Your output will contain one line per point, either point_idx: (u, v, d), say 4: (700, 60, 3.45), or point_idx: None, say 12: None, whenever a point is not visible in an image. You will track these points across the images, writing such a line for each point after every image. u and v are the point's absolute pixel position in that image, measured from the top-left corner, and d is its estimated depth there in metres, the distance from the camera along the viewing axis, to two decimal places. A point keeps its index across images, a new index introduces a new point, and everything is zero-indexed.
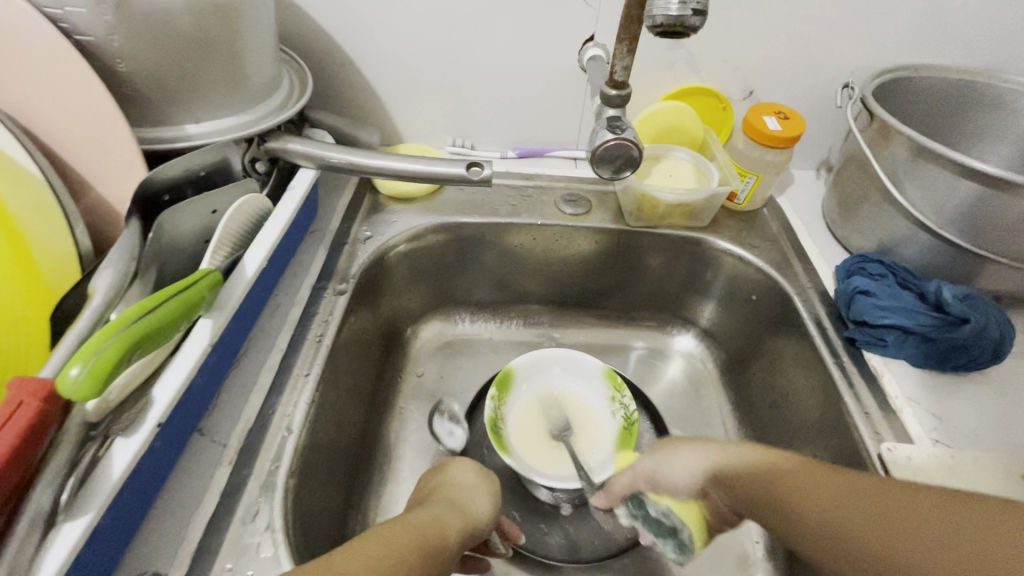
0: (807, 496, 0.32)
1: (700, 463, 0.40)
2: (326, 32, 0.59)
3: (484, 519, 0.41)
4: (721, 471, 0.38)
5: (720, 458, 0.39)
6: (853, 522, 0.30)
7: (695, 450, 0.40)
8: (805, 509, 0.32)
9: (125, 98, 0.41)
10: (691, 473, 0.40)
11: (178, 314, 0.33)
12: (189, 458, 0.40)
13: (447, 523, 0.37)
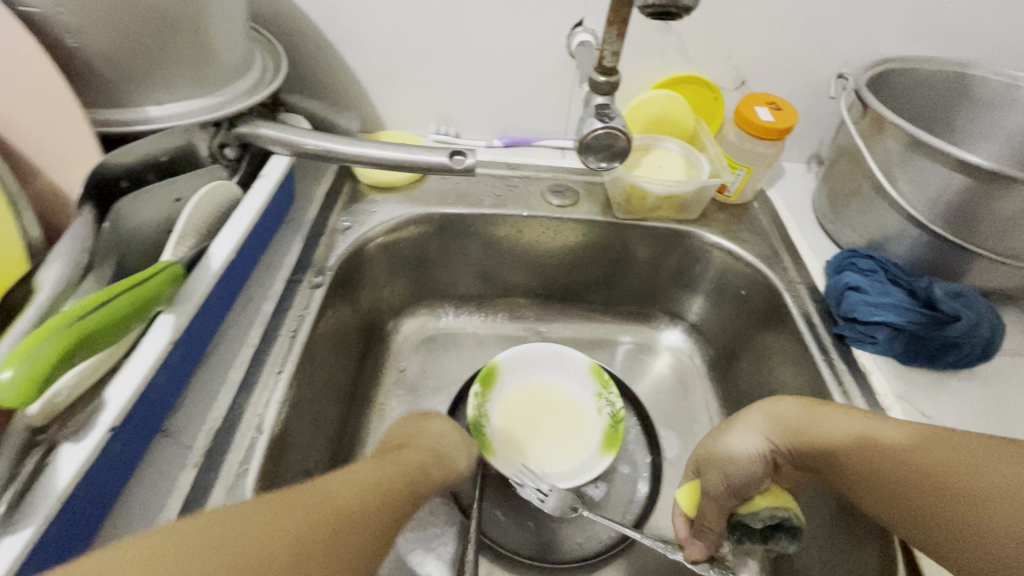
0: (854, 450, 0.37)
1: (755, 437, 0.41)
2: (302, 12, 0.56)
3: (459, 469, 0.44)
4: (778, 442, 0.41)
5: (773, 428, 0.41)
6: (900, 468, 0.34)
7: (746, 429, 0.42)
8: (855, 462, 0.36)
9: (78, 76, 0.38)
10: (751, 454, 0.41)
11: (132, 308, 0.31)
12: (151, 461, 0.38)
13: (425, 463, 0.39)
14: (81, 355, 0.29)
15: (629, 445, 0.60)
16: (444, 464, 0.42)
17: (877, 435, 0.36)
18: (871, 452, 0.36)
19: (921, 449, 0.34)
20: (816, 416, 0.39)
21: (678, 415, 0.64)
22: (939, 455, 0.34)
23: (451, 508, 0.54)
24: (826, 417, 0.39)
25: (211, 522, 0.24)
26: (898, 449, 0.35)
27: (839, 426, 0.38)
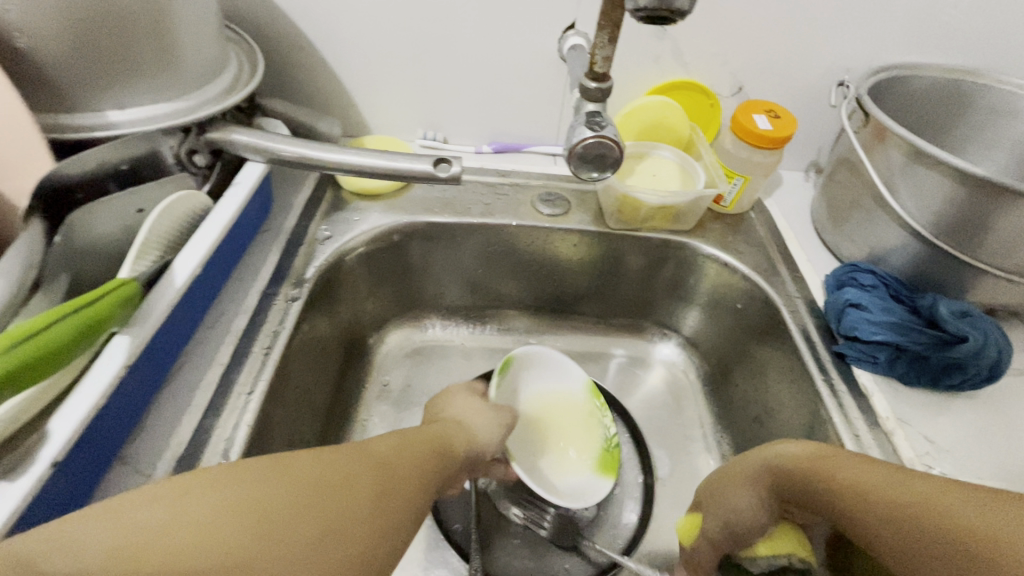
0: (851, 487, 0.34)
1: (754, 488, 0.40)
2: (281, 12, 0.54)
3: (487, 438, 0.46)
4: (778, 487, 0.39)
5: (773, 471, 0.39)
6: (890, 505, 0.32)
7: (747, 478, 0.41)
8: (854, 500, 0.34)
9: (30, 78, 0.36)
10: (753, 503, 0.40)
11: (73, 338, 0.28)
12: (106, 492, 0.35)
13: (452, 442, 0.41)
14: (16, 384, 0.26)
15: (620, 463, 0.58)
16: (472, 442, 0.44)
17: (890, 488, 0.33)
18: (875, 502, 0.33)
19: (947, 501, 0.30)
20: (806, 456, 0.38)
21: (670, 432, 0.62)
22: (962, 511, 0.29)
23: (434, 533, 0.52)
24: (830, 464, 0.36)
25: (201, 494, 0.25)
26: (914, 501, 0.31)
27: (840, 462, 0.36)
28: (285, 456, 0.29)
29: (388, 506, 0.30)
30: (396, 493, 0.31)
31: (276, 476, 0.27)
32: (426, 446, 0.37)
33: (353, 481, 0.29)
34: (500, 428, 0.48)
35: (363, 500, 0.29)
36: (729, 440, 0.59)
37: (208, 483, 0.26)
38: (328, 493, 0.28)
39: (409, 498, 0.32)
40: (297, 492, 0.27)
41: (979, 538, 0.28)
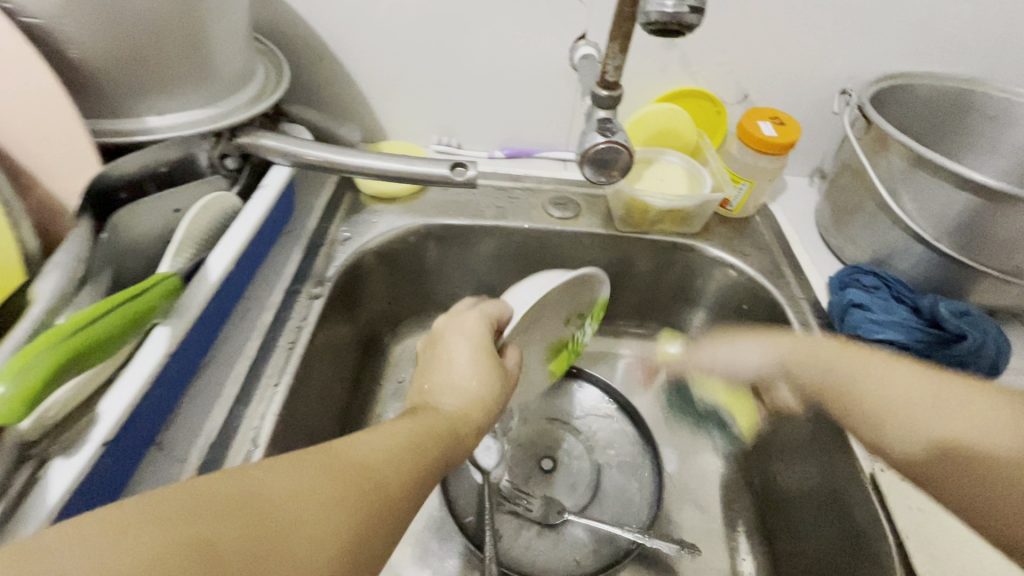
0: (893, 392, 0.37)
1: (766, 356, 0.46)
2: (305, 24, 0.57)
3: (492, 398, 0.40)
4: (794, 370, 0.44)
5: (796, 356, 0.44)
6: (940, 428, 0.34)
7: (767, 348, 0.46)
8: (895, 408, 0.37)
9: (78, 86, 0.38)
10: (760, 362, 0.46)
11: (127, 325, 0.31)
12: (144, 475, 0.37)
13: (456, 418, 0.36)
14: (78, 366, 0.28)
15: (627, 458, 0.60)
16: (470, 407, 0.38)
17: (897, 385, 0.37)
18: (880, 395, 0.38)
19: (954, 404, 0.34)
20: (813, 347, 0.43)
21: (678, 430, 0.63)
22: (966, 425, 0.33)
23: (449, 523, 0.53)
24: (846, 361, 0.41)
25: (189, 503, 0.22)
26: (925, 401, 0.36)
27: (896, 375, 0.38)
28: (248, 472, 0.24)
29: (366, 530, 0.26)
30: (378, 512, 0.27)
31: (223, 515, 0.22)
32: (423, 441, 0.33)
33: (326, 506, 0.25)
34: (505, 387, 0.41)
35: (335, 528, 0.24)
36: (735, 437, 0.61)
37: (139, 522, 0.20)
38: (291, 523, 0.23)
39: (394, 517, 0.28)
40: (255, 527, 0.22)
41: (968, 443, 0.32)
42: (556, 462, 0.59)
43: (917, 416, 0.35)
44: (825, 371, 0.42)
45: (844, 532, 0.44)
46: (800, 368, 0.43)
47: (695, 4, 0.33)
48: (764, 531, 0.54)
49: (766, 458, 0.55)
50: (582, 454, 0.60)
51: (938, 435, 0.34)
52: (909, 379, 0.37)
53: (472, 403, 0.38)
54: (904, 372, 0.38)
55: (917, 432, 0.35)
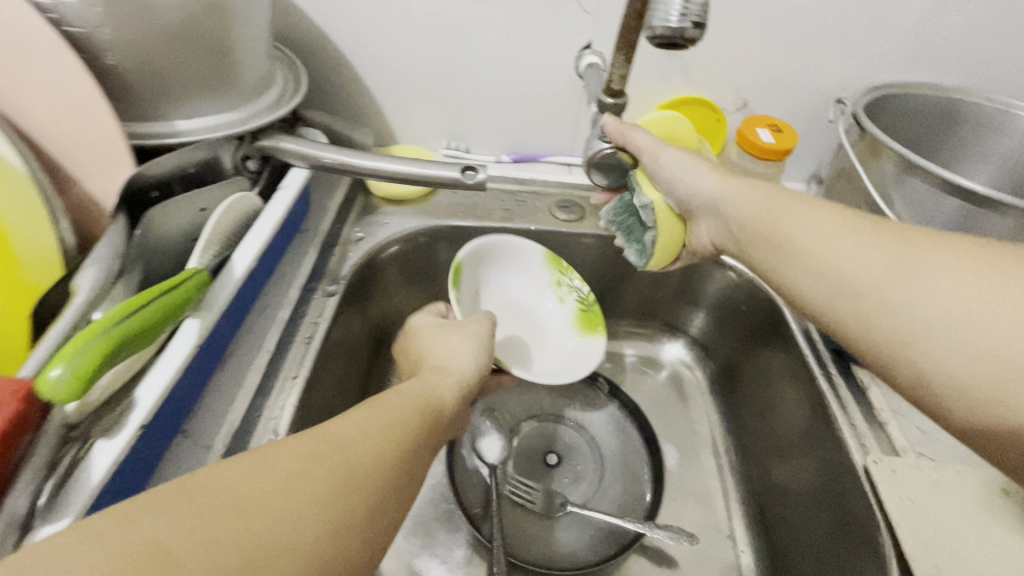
0: (831, 248, 0.37)
1: (706, 187, 0.44)
2: (322, 33, 0.59)
3: (474, 375, 0.43)
4: (727, 204, 0.44)
5: (732, 194, 0.43)
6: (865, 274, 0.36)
7: (713, 177, 0.44)
8: (836, 262, 0.37)
9: (113, 91, 0.40)
10: (693, 183, 0.45)
11: (163, 315, 0.32)
12: (171, 461, 0.39)
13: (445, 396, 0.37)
14: (123, 353, 0.30)
15: (628, 453, 0.62)
16: (453, 379, 0.40)
17: (850, 239, 0.37)
18: (824, 240, 0.38)
19: (881, 255, 0.36)
20: (748, 193, 0.43)
21: (678, 426, 0.65)
22: (892, 272, 0.35)
23: (457, 515, 0.55)
24: (801, 214, 0.40)
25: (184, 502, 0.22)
26: (871, 261, 0.36)
27: (811, 215, 0.39)
28: (208, 471, 0.24)
29: (341, 504, 0.25)
30: (353, 489, 0.26)
31: (200, 517, 0.22)
32: (397, 416, 0.32)
33: (295, 487, 0.24)
34: (484, 363, 0.44)
35: (320, 516, 0.24)
36: (732, 434, 0.63)
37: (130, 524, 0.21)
38: (278, 511, 0.24)
39: (373, 492, 0.27)
40: (223, 524, 0.22)
41: (893, 302, 0.34)
42: (561, 454, 0.61)
43: (866, 268, 0.36)
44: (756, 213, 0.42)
45: (840, 523, 0.46)
46: (734, 208, 0.43)
47: (699, 19, 0.34)
48: (760, 523, 0.55)
49: (764, 453, 0.57)
50: (585, 448, 0.62)
51: (856, 287, 0.36)
52: (862, 237, 0.37)
53: (456, 373, 0.41)
54: (855, 231, 0.38)
55: (842, 283, 0.37)
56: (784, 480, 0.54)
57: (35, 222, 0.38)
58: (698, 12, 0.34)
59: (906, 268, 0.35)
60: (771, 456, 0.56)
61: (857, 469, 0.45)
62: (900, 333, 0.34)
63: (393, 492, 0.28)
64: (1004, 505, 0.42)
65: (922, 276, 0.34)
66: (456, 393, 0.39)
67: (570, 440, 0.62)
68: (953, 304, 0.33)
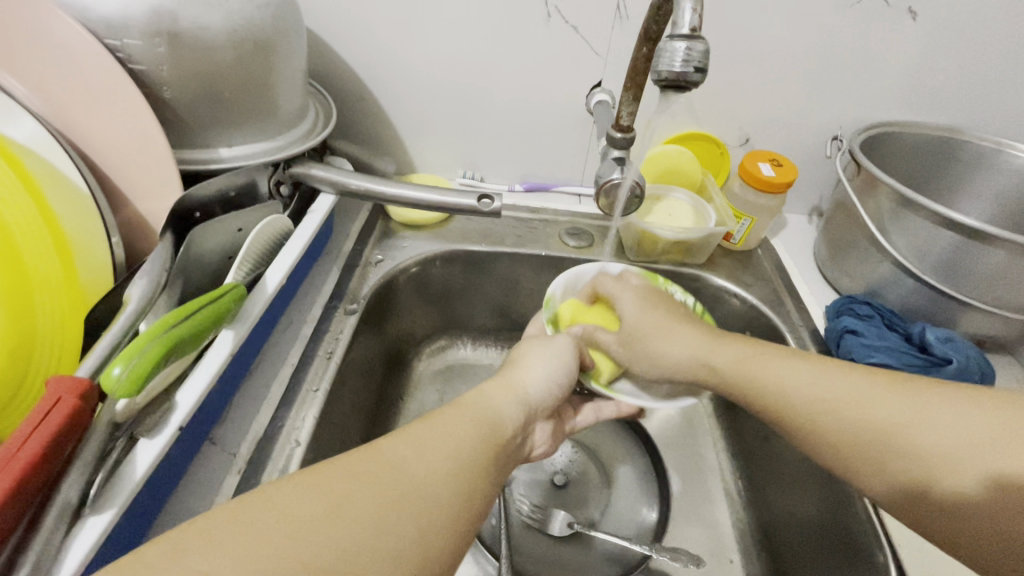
0: (822, 395, 0.37)
1: (689, 355, 0.44)
2: (352, 70, 0.63)
3: (544, 392, 0.41)
4: (709, 365, 0.43)
5: (710, 360, 0.43)
6: (859, 418, 0.35)
7: (692, 344, 0.44)
8: (823, 406, 0.37)
9: (167, 121, 0.44)
10: (683, 353, 0.44)
11: (207, 324, 0.35)
12: (200, 466, 0.41)
13: (508, 416, 0.37)
14: (173, 357, 0.33)
15: (633, 476, 0.62)
16: (519, 395, 0.40)
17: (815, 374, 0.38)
18: (783, 381, 0.39)
19: (875, 397, 0.35)
20: (732, 356, 0.42)
21: (685, 452, 0.66)
22: (893, 415, 0.34)
23: None
24: (755, 356, 0.41)
25: (240, 516, 0.24)
26: (872, 401, 0.35)
27: (793, 365, 0.39)
28: (261, 491, 0.26)
29: (389, 527, 0.25)
30: (408, 506, 0.27)
31: (255, 539, 0.23)
32: (455, 433, 0.32)
33: (343, 510, 0.25)
34: (562, 389, 0.44)
35: (374, 535, 0.25)
36: (738, 459, 0.63)
37: (205, 547, 0.22)
38: (328, 527, 0.24)
39: (428, 513, 0.27)
40: (281, 545, 0.23)
41: (903, 447, 0.34)
42: (568, 475, 0.62)
43: (827, 402, 0.37)
44: (738, 369, 0.41)
45: (846, 548, 0.46)
46: (716, 369, 0.42)
47: (701, 64, 0.37)
48: (769, 551, 0.55)
49: (769, 478, 0.57)
50: (593, 470, 0.63)
51: (852, 417, 0.36)
52: (835, 376, 0.37)
53: (520, 389, 0.40)
54: (833, 372, 0.38)
55: (837, 420, 0.36)
56: (790, 506, 0.54)
57: (93, 236, 0.41)
58: (699, 58, 0.37)
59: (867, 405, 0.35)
60: (775, 481, 0.57)
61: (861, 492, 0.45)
62: (884, 459, 0.34)
63: (450, 510, 0.28)
64: None
65: (869, 395, 0.36)
66: (520, 409, 0.38)
67: (577, 462, 0.64)
68: (922, 425, 0.33)
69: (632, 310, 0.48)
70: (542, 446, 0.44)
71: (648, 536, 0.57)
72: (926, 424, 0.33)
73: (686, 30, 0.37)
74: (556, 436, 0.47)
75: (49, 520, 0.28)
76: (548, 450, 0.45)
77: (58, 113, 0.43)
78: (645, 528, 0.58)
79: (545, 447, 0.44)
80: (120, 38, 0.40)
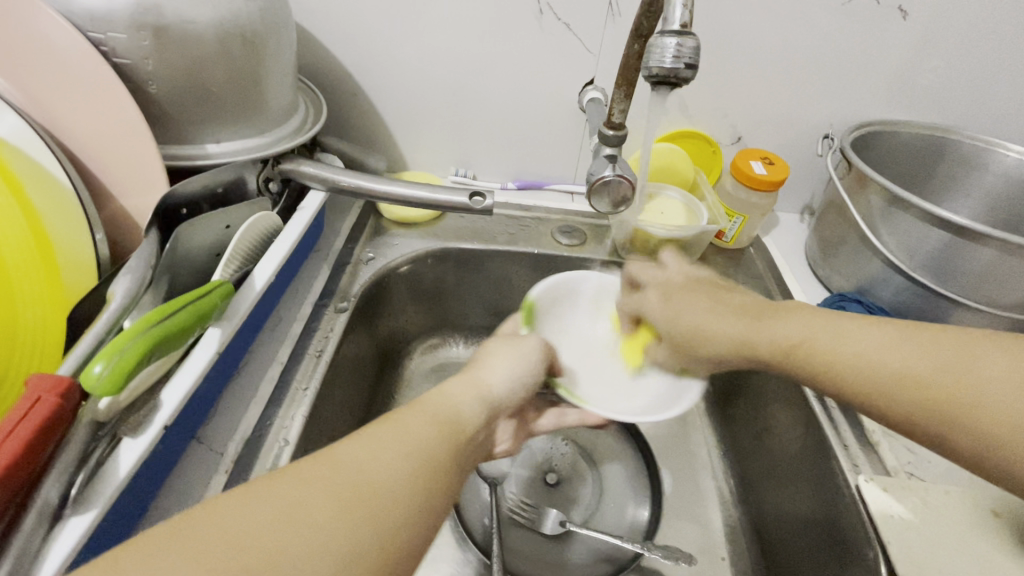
0: (875, 356, 0.33)
1: (727, 326, 0.40)
2: (343, 66, 0.63)
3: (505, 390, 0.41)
4: (747, 336, 0.39)
5: (749, 330, 0.39)
6: (920, 378, 0.31)
7: (727, 315, 0.41)
8: (876, 368, 0.33)
9: (153, 116, 0.44)
10: (717, 324, 0.41)
11: (192, 321, 0.35)
12: (186, 466, 0.40)
13: (466, 414, 0.37)
14: (156, 356, 0.32)
15: (625, 474, 0.63)
16: (482, 393, 0.39)
17: (893, 334, 0.34)
18: (839, 347, 0.35)
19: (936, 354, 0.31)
20: (773, 324, 0.39)
21: (678, 450, 0.66)
22: (961, 373, 0.30)
23: (459, 532, 0.55)
24: (823, 323, 0.37)
25: (188, 523, 0.23)
26: (930, 360, 0.31)
27: (842, 328, 0.36)
28: (201, 505, 0.24)
29: (346, 532, 0.25)
30: (365, 512, 0.26)
31: (199, 548, 0.22)
32: (415, 433, 0.32)
33: (297, 516, 0.25)
34: (527, 388, 0.44)
35: (330, 542, 0.24)
36: (730, 458, 0.63)
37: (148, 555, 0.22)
38: (278, 536, 0.24)
39: (386, 516, 0.27)
40: (224, 560, 0.22)
41: (978, 407, 0.29)
42: (559, 474, 0.63)
43: (914, 369, 0.32)
44: (779, 337, 0.38)
45: (836, 545, 0.46)
46: (756, 338, 0.39)
47: (691, 61, 0.37)
48: (760, 549, 0.55)
49: (760, 476, 0.58)
50: (584, 468, 0.63)
51: (909, 378, 0.32)
52: (890, 335, 0.34)
53: (486, 385, 0.40)
54: (885, 332, 0.34)
55: (896, 382, 0.32)
56: (781, 504, 0.54)
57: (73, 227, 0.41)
58: (690, 55, 0.36)
59: (964, 366, 0.30)
60: (766, 479, 0.57)
61: (850, 489, 0.46)
62: (961, 427, 0.30)
63: (411, 512, 0.28)
64: (995, 529, 0.43)
65: (963, 356, 0.30)
66: (484, 406, 0.38)
67: (568, 461, 0.64)
68: (998, 382, 0.29)
69: (663, 310, 0.45)
70: (505, 442, 0.46)
71: (639, 533, 0.57)
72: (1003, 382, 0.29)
73: (677, 26, 0.37)
74: (522, 435, 0.49)
75: (28, 522, 0.27)
76: (512, 446, 0.47)
77: (41, 107, 0.43)
78: (636, 526, 0.58)
79: (506, 445, 0.46)
80: (104, 31, 0.39)
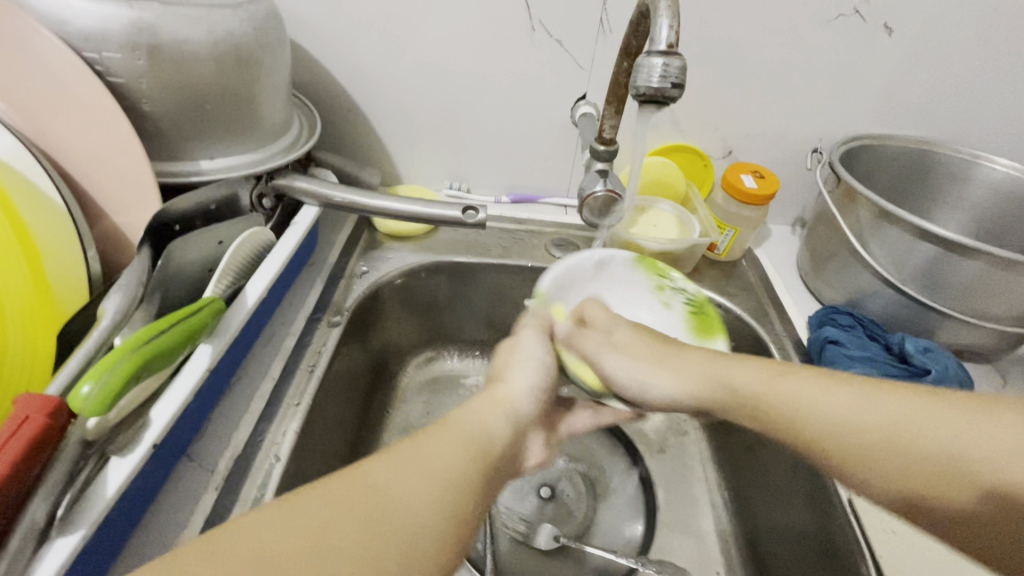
0: (816, 405, 0.35)
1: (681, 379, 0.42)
2: (337, 82, 0.64)
3: (528, 405, 0.39)
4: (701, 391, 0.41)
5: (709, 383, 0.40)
6: (861, 429, 0.33)
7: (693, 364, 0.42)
8: (820, 416, 0.35)
9: (147, 133, 0.44)
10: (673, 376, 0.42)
11: (183, 338, 0.35)
12: (177, 483, 0.40)
13: (497, 431, 0.34)
14: (146, 373, 0.32)
15: (620, 488, 0.62)
16: (509, 404, 0.38)
17: (829, 383, 0.36)
18: (792, 396, 0.36)
19: (875, 403, 0.33)
20: (743, 369, 0.40)
21: (672, 462, 0.66)
22: (893, 421, 0.32)
23: None
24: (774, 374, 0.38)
25: (216, 541, 0.23)
26: (865, 408, 0.33)
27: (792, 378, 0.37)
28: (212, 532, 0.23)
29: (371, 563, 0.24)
30: (389, 541, 0.25)
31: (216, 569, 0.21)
32: (442, 449, 0.30)
33: (323, 540, 0.24)
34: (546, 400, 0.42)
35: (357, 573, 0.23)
36: (725, 471, 0.63)
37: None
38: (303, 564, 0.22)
39: (414, 545, 0.25)
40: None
41: (911, 451, 0.31)
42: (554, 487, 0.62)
43: (856, 418, 0.33)
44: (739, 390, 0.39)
45: (830, 558, 0.46)
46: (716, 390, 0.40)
47: (677, 80, 0.37)
48: (755, 563, 0.55)
49: (754, 489, 0.57)
50: (578, 481, 0.63)
51: (853, 427, 0.33)
52: (831, 383, 0.36)
53: (508, 398, 0.38)
54: (825, 381, 0.36)
55: (841, 430, 0.34)
56: (776, 516, 0.54)
57: (59, 222, 0.41)
58: (676, 73, 0.37)
59: (890, 414, 0.33)
60: (760, 492, 0.57)
61: (843, 502, 0.46)
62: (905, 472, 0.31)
63: (436, 539, 0.26)
64: None
65: (911, 413, 0.32)
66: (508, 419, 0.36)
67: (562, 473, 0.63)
68: (926, 430, 0.31)
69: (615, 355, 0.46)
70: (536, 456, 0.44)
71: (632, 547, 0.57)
72: (930, 430, 0.31)
73: (663, 46, 0.37)
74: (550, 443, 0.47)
75: (14, 539, 0.27)
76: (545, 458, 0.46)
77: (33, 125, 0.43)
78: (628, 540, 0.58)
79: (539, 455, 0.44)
80: (98, 51, 0.40)
